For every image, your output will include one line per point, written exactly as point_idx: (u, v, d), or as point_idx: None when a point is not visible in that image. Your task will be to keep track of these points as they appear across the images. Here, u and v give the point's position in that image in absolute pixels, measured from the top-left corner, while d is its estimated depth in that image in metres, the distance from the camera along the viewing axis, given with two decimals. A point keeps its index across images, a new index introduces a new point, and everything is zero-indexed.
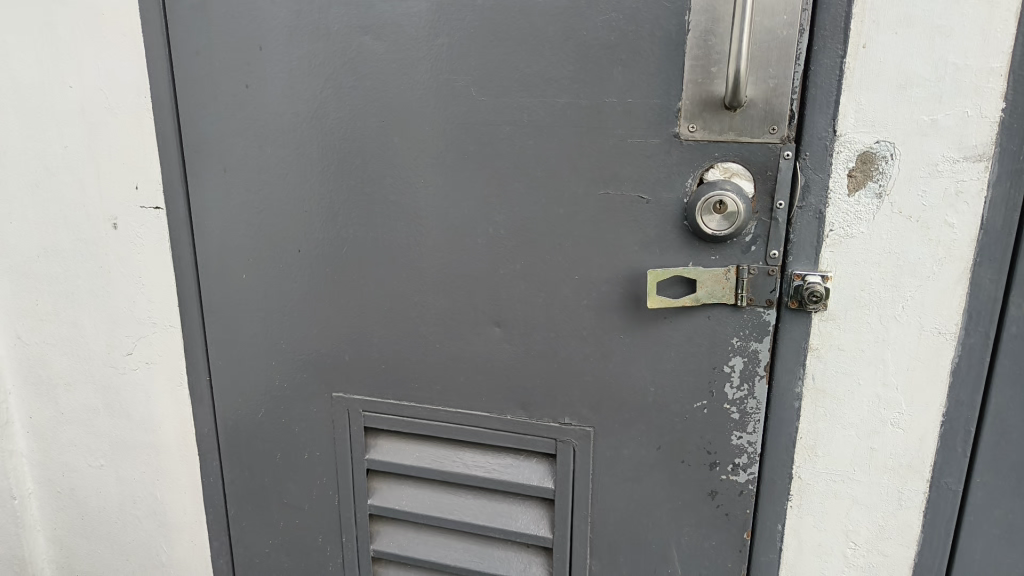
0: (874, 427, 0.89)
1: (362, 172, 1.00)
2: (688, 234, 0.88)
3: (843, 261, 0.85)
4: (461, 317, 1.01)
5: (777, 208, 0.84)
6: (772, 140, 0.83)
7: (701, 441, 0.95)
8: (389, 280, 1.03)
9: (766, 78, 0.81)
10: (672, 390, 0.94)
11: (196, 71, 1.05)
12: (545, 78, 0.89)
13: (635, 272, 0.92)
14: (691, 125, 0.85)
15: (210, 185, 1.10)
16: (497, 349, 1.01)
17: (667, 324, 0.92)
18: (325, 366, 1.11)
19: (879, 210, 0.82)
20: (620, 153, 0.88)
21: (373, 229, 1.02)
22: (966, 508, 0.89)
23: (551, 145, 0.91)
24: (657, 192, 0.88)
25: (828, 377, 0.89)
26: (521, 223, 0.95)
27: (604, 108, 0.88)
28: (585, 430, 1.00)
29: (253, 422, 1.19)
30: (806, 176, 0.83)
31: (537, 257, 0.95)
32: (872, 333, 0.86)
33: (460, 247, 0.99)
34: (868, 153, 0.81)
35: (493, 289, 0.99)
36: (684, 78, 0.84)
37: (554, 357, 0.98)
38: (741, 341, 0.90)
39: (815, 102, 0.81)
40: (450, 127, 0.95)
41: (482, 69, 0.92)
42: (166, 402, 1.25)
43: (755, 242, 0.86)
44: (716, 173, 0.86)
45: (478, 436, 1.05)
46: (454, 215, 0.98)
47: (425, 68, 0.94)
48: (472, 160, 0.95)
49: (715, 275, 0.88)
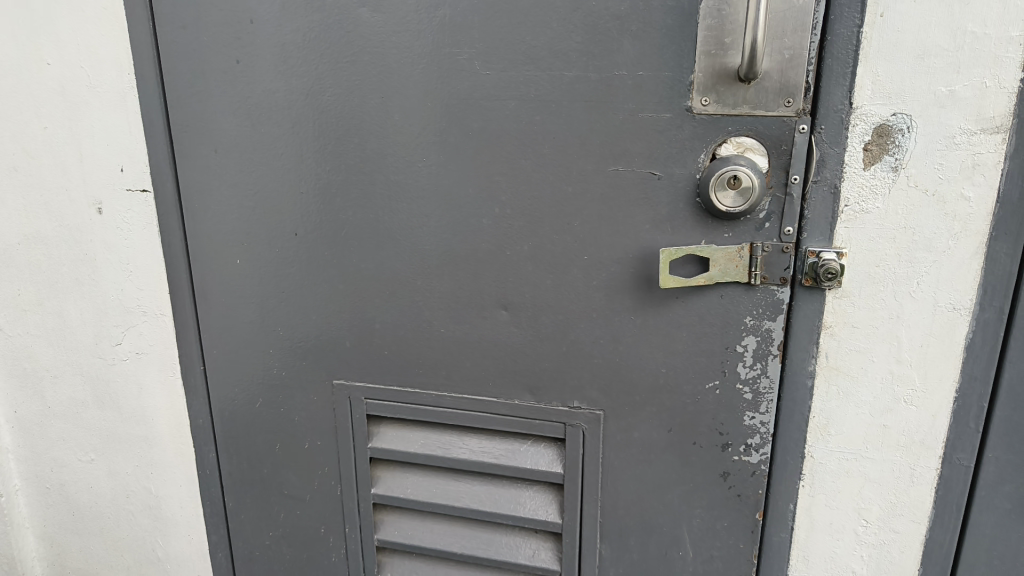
0: (887, 404, 0.88)
1: (360, 152, 0.97)
2: (701, 211, 0.87)
3: (858, 236, 0.83)
4: (467, 299, 0.99)
5: (792, 183, 0.83)
6: (787, 113, 0.81)
7: (713, 422, 0.94)
8: (390, 263, 1.01)
9: (781, 49, 0.79)
10: (684, 371, 0.93)
11: (182, 46, 1.01)
12: (552, 51, 0.86)
13: (646, 251, 0.90)
14: (703, 98, 0.83)
15: (200, 167, 1.05)
16: (503, 332, 0.99)
17: (679, 304, 0.90)
18: (324, 353, 1.08)
19: (894, 183, 0.81)
20: (631, 128, 0.86)
21: (373, 211, 0.99)
22: (978, 483, 0.88)
23: (559, 120, 0.88)
24: (669, 168, 0.86)
25: (842, 355, 0.88)
26: (528, 203, 0.92)
27: (614, 81, 0.85)
28: (595, 413, 0.98)
29: (251, 412, 1.16)
30: (821, 150, 0.82)
31: (545, 237, 0.93)
32: (887, 310, 0.85)
33: (465, 228, 0.96)
34: (885, 125, 0.80)
35: (499, 272, 0.96)
36: (697, 50, 0.82)
37: (563, 339, 0.96)
38: (755, 320, 0.88)
39: (831, 73, 0.79)
40: (453, 103, 0.92)
41: (485, 42, 0.88)
42: (158, 393, 1.21)
43: (769, 219, 0.85)
44: (729, 148, 0.84)
45: (484, 422, 1.03)
46: (457, 195, 0.95)
47: (425, 41, 0.91)
48: (476, 137, 0.92)
49: (729, 253, 0.86)
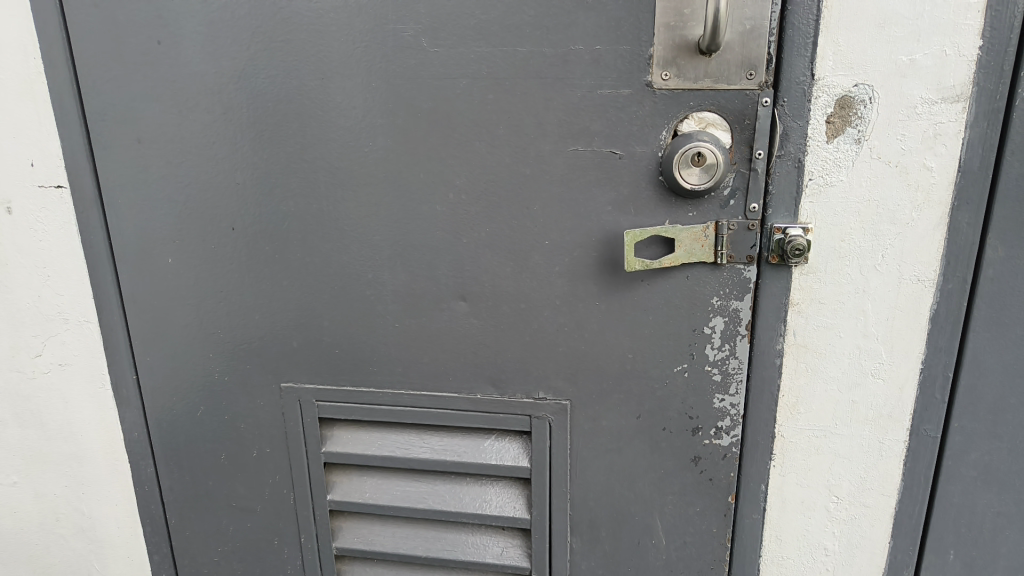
0: (855, 379, 0.88)
1: (300, 138, 0.90)
2: (664, 190, 0.84)
3: (823, 211, 0.82)
4: (423, 292, 0.93)
5: (756, 159, 0.81)
6: (750, 86, 0.79)
7: (682, 406, 0.92)
8: (337, 256, 0.94)
9: (743, 19, 0.77)
10: (651, 356, 0.90)
11: (94, 26, 0.91)
12: (503, 25, 0.81)
13: (609, 234, 0.86)
14: (664, 73, 0.80)
15: (122, 159, 0.96)
16: (463, 324, 0.94)
17: (645, 287, 0.87)
18: (271, 355, 1.01)
19: (858, 156, 0.79)
20: (589, 106, 0.82)
21: (317, 200, 0.92)
22: (944, 454, 0.89)
23: (513, 99, 0.84)
24: (630, 147, 0.83)
25: (809, 332, 0.87)
26: (484, 187, 0.87)
27: (570, 56, 0.81)
28: (561, 404, 0.94)
29: (192, 421, 1.08)
30: (784, 124, 0.80)
31: (503, 223, 0.88)
32: (852, 285, 0.84)
33: (417, 216, 0.90)
34: (847, 97, 0.78)
35: (456, 260, 0.91)
36: (656, 23, 0.78)
37: (525, 329, 0.92)
38: (722, 300, 0.86)
39: (792, 44, 0.77)
40: (399, 82, 0.86)
41: (432, 17, 0.83)
42: (87, 407, 1.12)
43: (734, 196, 0.82)
44: (691, 124, 0.81)
45: (446, 419, 0.99)
46: (408, 181, 0.89)
47: (367, 17, 0.84)
48: (426, 119, 0.86)
49: (694, 233, 0.84)
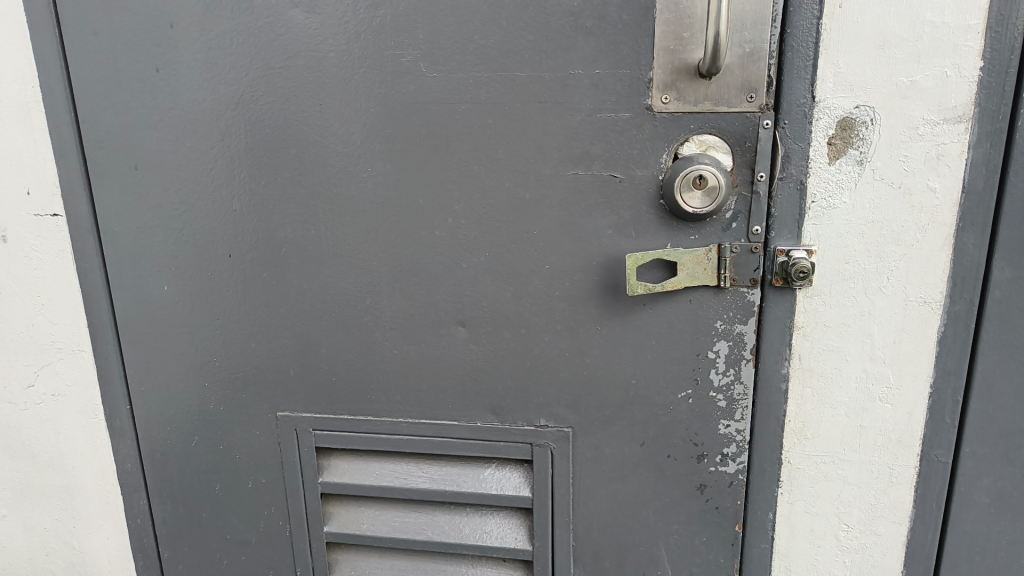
0: (863, 404, 0.86)
1: (298, 163, 0.90)
2: (666, 213, 0.83)
3: (826, 233, 0.81)
4: (422, 318, 0.92)
5: (758, 181, 0.80)
6: (750, 109, 0.78)
7: (687, 433, 0.90)
8: (335, 283, 0.93)
9: (742, 42, 0.76)
10: (655, 382, 0.89)
11: (92, 54, 0.91)
12: (502, 50, 0.81)
13: (610, 258, 0.85)
14: (664, 96, 0.79)
15: (119, 186, 0.96)
16: (463, 351, 0.92)
17: (647, 312, 0.86)
18: (267, 383, 0.99)
19: (861, 177, 0.79)
20: (589, 129, 0.82)
21: (315, 226, 0.91)
22: (956, 479, 0.87)
23: (512, 123, 0.83)
24: (630, 170, 0.82)
25: (815, 356, 0.85)
26: (483, 212, 0.87)
27: (569, 80, 0.81)
28: (563, 431, 0.93)
29: (187, 452, 1.06)
30: (785, 146, 0.79)
31: (502, 248, 0.87)
32: (857, 307, 0.83)
33: (415, 241, 0.89)
34: (848, 118, 0.77)
35: (455, 286, 0.90)
36: (656, 46, 0.78)
37: (526, 355, 0.91)
38: (726, 324, 0.85)
39: (792, 66, 0.77)
40: (398, 107, 0.85)
41: (431, 42, 0.83)
42: (80, 439, 1.09)
43: (736, 219, 0.82)
44: (691, 147, 0.80)
45: (446, 448, 0.97)
46: (407, 206, 0.88)
47: (366, 43, 0.84)
48: (425, 144, 0.86)
49: (696, 256, 0.83)
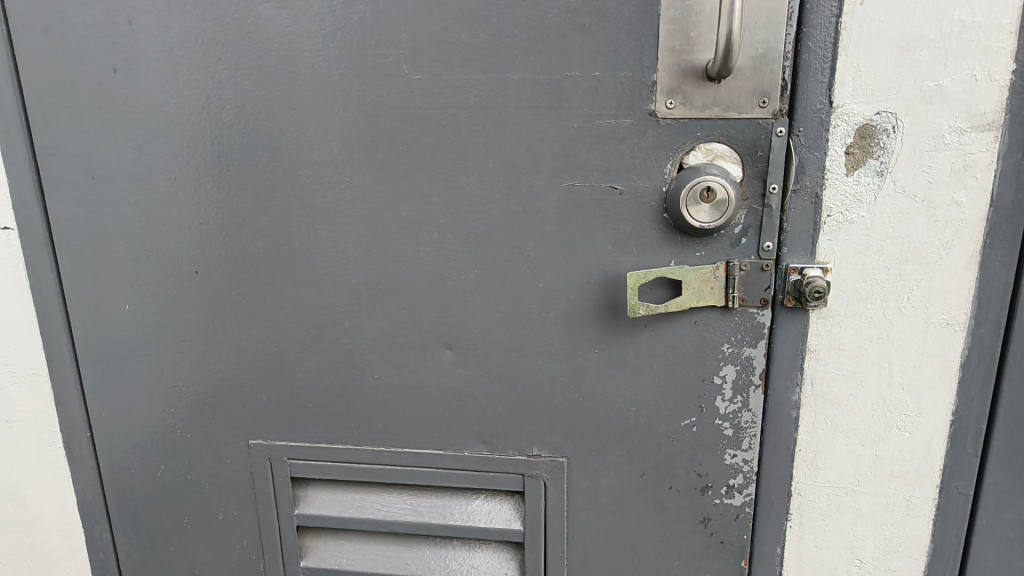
0: (879, 432, 0.80)
1: (270, 172, 0.82)
2: (670, 228, 0.76)
3: (841, 250, 0.75)
4: (405, 340, 0.85)
5: (769, 193, 0.74)
6: (762, 115, 0.72)
7: (690, 463, 0.84)
8: (311, 302, 0.86)
9: (754, 43, 0.70)
10: (656, 409, 0.82)
11: (43, 53, 0.83)
12: (492, 50, 0.75)
13: (609, 276, 0.79)
14: (669, 101, 0.73)
15: (76, 198, 0.88)
16: (449, 375, 0.85)
17: (649, 334, 0.80)
18: (238, 409, 0.92)
19: (881, 189, 0.73)
20: (587, 137, 0.75)
21: (289, 241, 0.84)
22: (977, 512, 0.81)
23: (503, 130, 0.76)
24: (632, 181, 0.76)
25: (829, 381, 0.79)
26: (471, 226, 0.80)
27: (565, 83, 0.74)
28: (557, 461, 0.86)
29: (152, 482, 0.98)
30: (800, 155, 0.73)
31: (492, 265, 0.81)
32: (875, 329, 0.77)
33: (397, 258, 0.82)
34: (868, 126, 0.71)
35: (440, 306, 0.83)
36: (660, 47, 0.71)
37: (517, 380, 0.84)
38: (733, 347, 0.79)
39: (808, 68, 0.70)
40: (378, 113, 0.78)
41: (414, 42, 0.76)
42: (36, 468, 1.01)
43: (746, 234, 0.75)
44: (698, 156, 0.74)
45: (431, 478, 0.90)
46: (388, 220, 0.81)
47: (343, 42, 0.77)
48: (408, 152, 0.79)
49: (703, 275, 0.76)
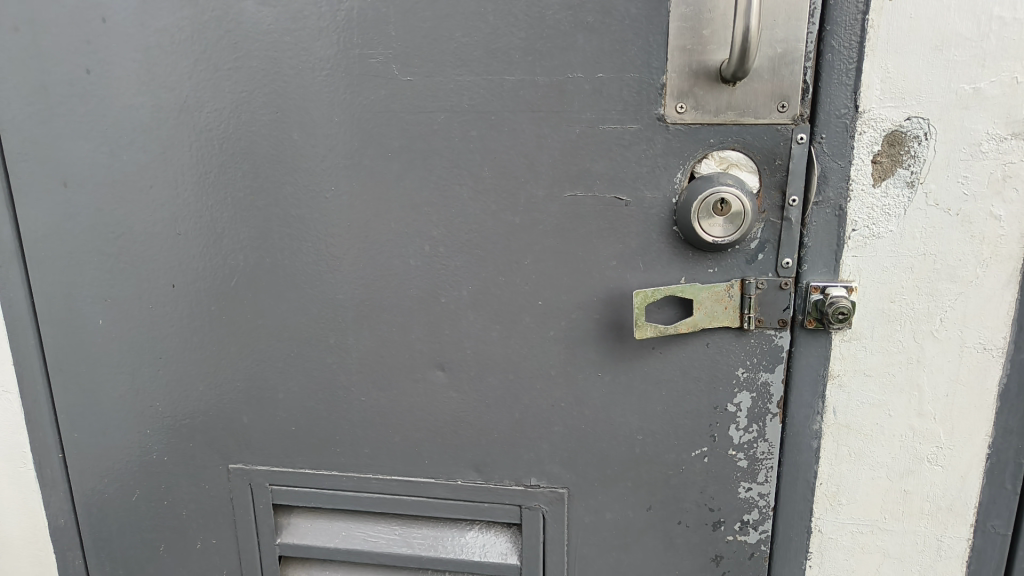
0: (909, 465, 0.73)
1: (252, 180, 0.77)
2: (680, 242, 0.70)
3: (867, 267, 0.68)
4: (394, 360, 0.79)
5: (789, 205, 0.68)
6: (781, 120, 0.66)
7: (701, 497, 0.77)
8: (294, 319, 0.80)
9: (773, 42, 0.64)
10: (664, 437, 0.76)
11: (13, 53, 0.78)
12: (488, 50, 0.69)
13: (614, 293, 0.73)
14: (679, 104, 0.67)
15: (48, 206, 0.83)
16: (441, 399, 0.79)
17: (656, 357, 0.74)
18: (218, 431, 0.87)
19: (911, 202, 0.66)
20: (590, 143, 0.69)
21: (271, 253, 0.79)
22: (1016, 554, 0.74)
23: (500, 136, 0.71)
24: (638, 191, 0.70)
25: (853, 409, 0.73)
26: (465, 239, 0.74)
27: (567, 85, 0.68)
28: (557, 493, 0.80)
29: (127, 507, 0.92)
30: (822, 164, 0.67)
31: (487, 280, 0.75)
32: (904, 354, 0.70)
33: (386, 272, 0.77)
34: (897, 133, 0.65)
35: (432, 324, 0.77)
36: (670, 46, 0.66)
37: (514, 405, 0.78)
38: (748, 372, 0.73)
39: (832, 70, 0.65)
40: (366, 117, 0.73)
41: (404, 41, 0.70)
42: (7, 490, 0.96)
43: (763, 249, 0.69)
44: (711, 164, 0.68)
45: (422, 508, 0.84)
46: (376, 232, 0.76)
47: (329, 42, 0.72)
48: (397, 159, 0.73)
49: (716, 293, 0.70)
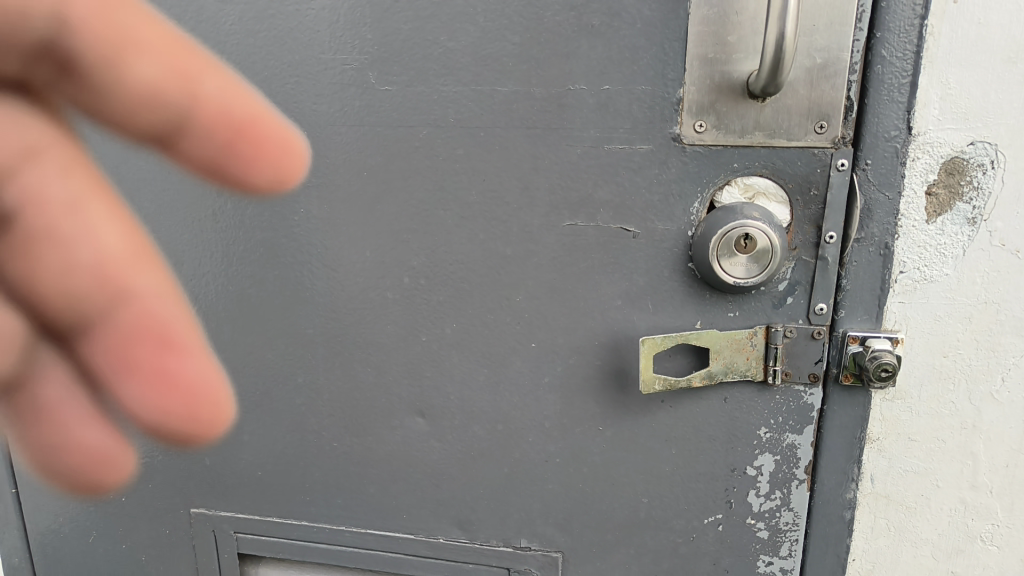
0: (958, 544, 0.63)
1: (214, 199, 0.69)
2: (696, 281, 0.61)
3: (916, 316, 0.58)
4: (369, 403, 0.70)
5: (825, 242, 0.58)
6: (818, 143, 0.56)
7: (714, 569, 0.68)
8: (261, 353, 0.72)
9: (811, 51, 0.54)
10: (672, 501, 0.66)
11: None
12: (477, 57, 0.60)
13: (618, 337, 0.63)
14: (698, 122, 0.57)
15: None
16: (422, 447, 0.70)
17: (665, 411, 0.64)
18: (179, 472, 0.78)
19: (971, 241, 0.56)
20: (593, 166, 0.60)
21: (236, 280, 0.70)
22: None
23: (489, 155, 0.62)
24: (648, 222, 0.60)
25: (894, 478, 0.62)
26: (449, 270, 0.65)
27: (568, 98, 0.59)
28: (550, 557, 0.70)
29: (84, 548, 0.85)
30: (866, 195, 0.57)
31: (473, 318, 0.66)
32: (957, 417, 0.60)
33: (361, 304, 0.68)
34: (958, 160, 0.55)
35: (412, 364, 0.68)
36: (688, 54, 0.56)
37: (503, 458, 0.69)
38: (772, 432, 0.63)
39: (881, 84, 0.54)
40: (340, 131, 0.64)
41: (382, 45, 0.61)
42: None
43: (793, 292, 0.59)
44: (734, 193, 0.58)
45: (399, 566, 0.75)
46: (350, 260, 0.67)
47: (298, 45, 0.63)
48: (374, 179, 0.64)
49: (736, 342, 0.60)
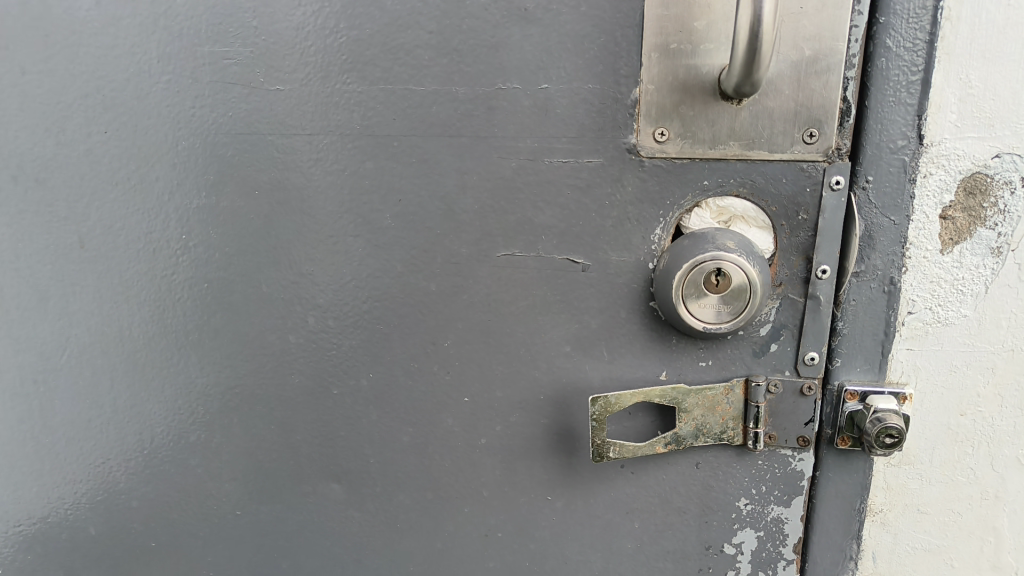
0: None
1: (80, 224, 0.57)
2: (659, 324, 0.50)
3: (928, 366, 0.48)
4: (276, 465, 0.59)
5: (816, 277, 0.47)
6: (807, 156, 0.45)
7: None
8: (147, 405, 0.60)
9: (798, 40, 0.43)
10: None
11: None
12: (387, 51, 0.48)
13: (566, 391, 0.52)
14: (659, 129, 0.46)
15: None
16: (339, 518, 0.59)
17: (625, 477, 0.53)
18: (53, 550, 0.65)
19: (996, 276, 0.46)
20: (531, 184, 0.49)
21: (113, 320, 0.59)
22: None
23: (406, 170, 0.50)
24: (600, 253, 0.49)
25: (902, 559, 0.51)
26: (363, 310, 0.54)
27: (498, 101, 0.48)
28: None
29: None
30: (867, 220, 0.45)
31: (394, 366, 0.54)
32: (976, 485, 0.50)
33: (261, 349, 0.56)
34: (981, 177, 0.44)
35: (323, 421, 0.57)
36: (645, 45, 0.45)
37: (435, 532, 0.57)
38: (754, 504, 0.52)
39: (886, 82, 0.43)
40: (226, 140, 0.52)
41: (272, 35, 0.50)
42: None
43: (778, 337, 0.48)
44: (704, 216, 0.47)
45: None
46: (245, 296, 0.55)
47: (172, 36, 0.51)
48: (269, 199, 0.53)
49: (709, 398, 0.49)
